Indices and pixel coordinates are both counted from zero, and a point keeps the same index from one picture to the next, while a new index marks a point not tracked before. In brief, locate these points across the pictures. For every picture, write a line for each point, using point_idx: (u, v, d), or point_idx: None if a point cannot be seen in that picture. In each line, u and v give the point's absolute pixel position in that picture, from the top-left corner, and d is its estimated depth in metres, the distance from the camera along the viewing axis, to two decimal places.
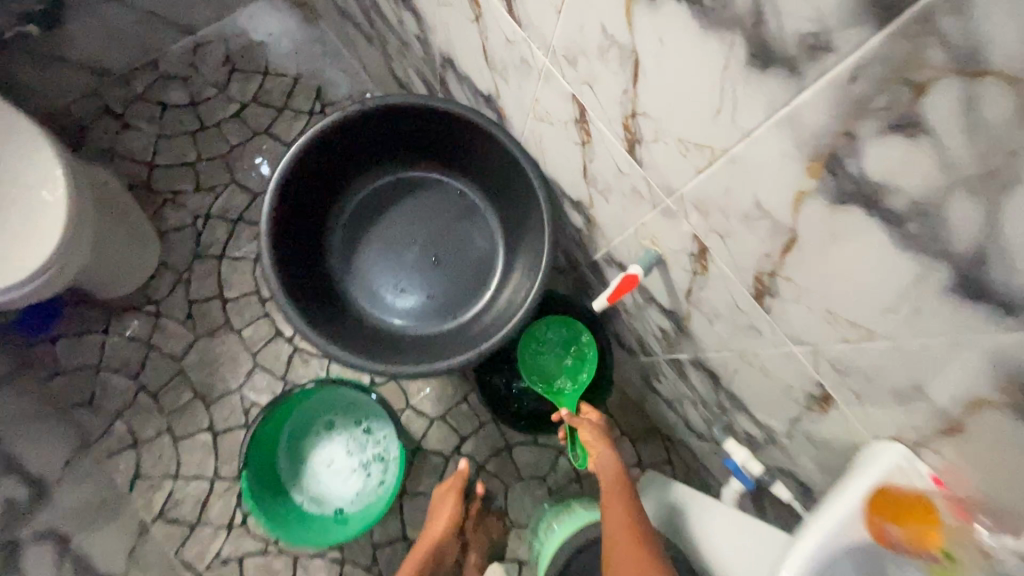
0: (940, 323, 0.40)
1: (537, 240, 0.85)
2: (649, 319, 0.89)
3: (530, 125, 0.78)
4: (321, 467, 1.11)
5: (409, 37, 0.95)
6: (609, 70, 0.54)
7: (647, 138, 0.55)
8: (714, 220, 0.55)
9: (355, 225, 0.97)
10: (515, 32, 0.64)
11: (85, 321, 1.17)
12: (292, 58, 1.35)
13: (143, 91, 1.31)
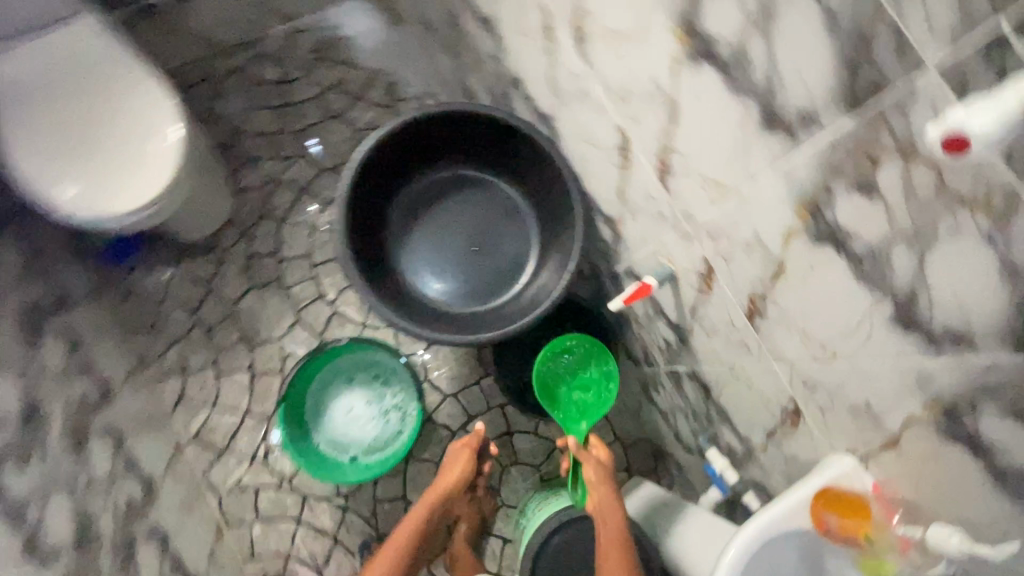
0: (884, 348, 0.51)
1: (568, 245, 0.97)
2: (655, 331, 1.00)
3: (579, 146, 0.91)
4: (343, 414, 1.24)
5: (484, 55, 1.09)
6: (652, 112, 0.66)
7: (676, 171, 0.67)
8: (721, 246, 0.67)
9: (412, 208, 1.09)
10: (579, 68, 0.77)
11: (158, 256, 1.32)
12: (373, 55, 1.51)
13: (240, 65, 1.47)
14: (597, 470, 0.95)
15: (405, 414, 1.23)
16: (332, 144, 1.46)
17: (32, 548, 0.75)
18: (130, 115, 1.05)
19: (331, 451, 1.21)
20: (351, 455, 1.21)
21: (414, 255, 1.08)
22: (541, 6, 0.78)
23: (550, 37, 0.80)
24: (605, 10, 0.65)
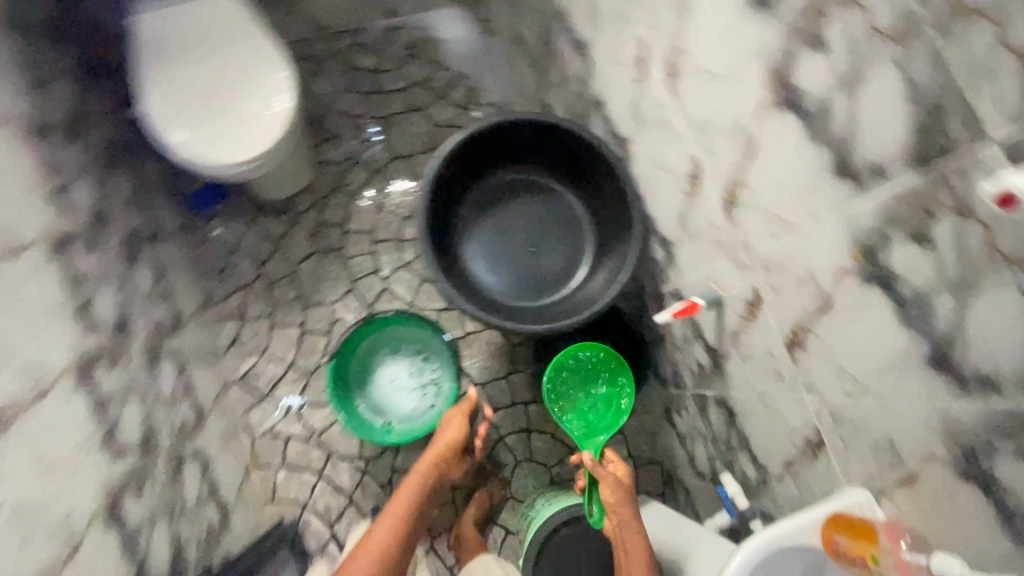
0: (916, 387, 0.56)
1: (622, 259, 1.04)
2: (690, 353, 1.06)
3: (650, 170, 0.98)
4: (384, 381, 1.31)
5: (570, 75, 1.18)
6: (730, 148, 0.73)
7: (744, 204, 0.74)
8: (775, 278, 0.73)
9: (484, 201, 1.17)
10: (665, 100, 0.85)
11: (238, 209, 1.44)
12: (460, 60, 1.63)
13: (340, 50, 1.60)
14: (615, 488, 0.93)
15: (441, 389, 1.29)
16: (410, 135, 1.57)
17: (110, 442, 0.84)
18: (251, 83, 1.16)
19: (369, 414, 1.28)
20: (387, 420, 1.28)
21: (478, 245, 1.17)
22: (640, 40, 0.86)
23: (642, 68, 0.88)
24: (703, 52, 0.73)
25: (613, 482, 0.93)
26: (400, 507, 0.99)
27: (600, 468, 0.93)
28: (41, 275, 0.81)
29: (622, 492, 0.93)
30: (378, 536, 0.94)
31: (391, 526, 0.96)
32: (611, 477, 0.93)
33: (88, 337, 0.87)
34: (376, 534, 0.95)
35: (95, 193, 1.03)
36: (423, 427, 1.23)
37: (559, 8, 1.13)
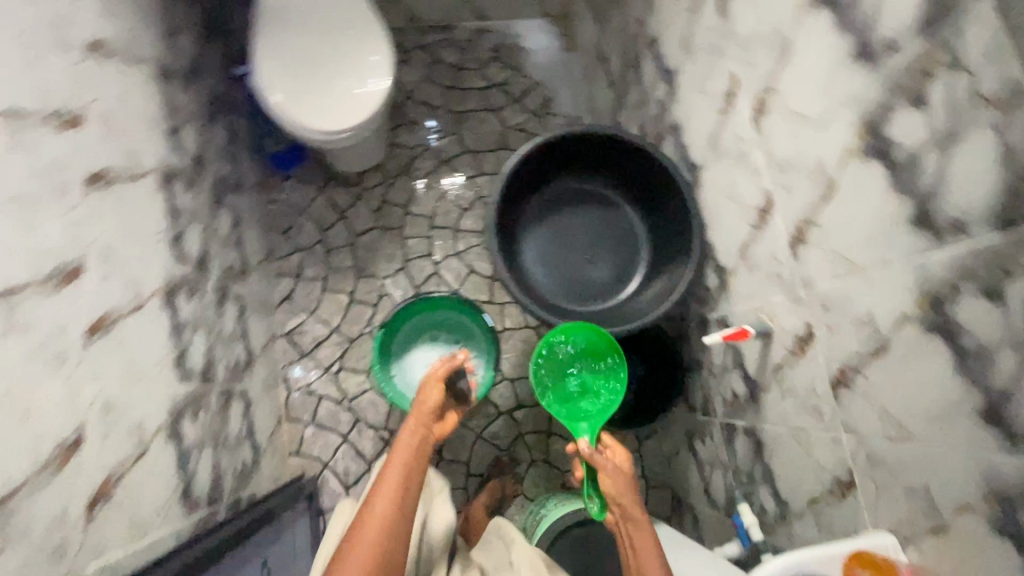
0: (963, 438, 0.59)
1: (674, 280, 1.08)
2: (726, 382, 1.08)
3: (717, 199, 1.02)
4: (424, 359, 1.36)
5: (651, 99, 1.23)
6: (807, 187, 0.77)
7: (811, 242, 0.77)
8: (830, 317, 0.76)
9: (548, 204, 1.21)
10: (748, 134, 0.89)
11: (311, 175, 1.51)
12: (540, 70, 1.70)
13: (429, 43, 1.68)
14: (616, 478, 0.86)
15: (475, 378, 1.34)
16: (481, 131, 1.63)
17: (179, 364, 0.90)
18: (350, 62, 1.18)
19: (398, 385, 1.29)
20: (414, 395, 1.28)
21: (536, 245, 1.20)
22: (732, 74, 0.91)
23: (729, 101, 0.92)
24: (797, 94, 0.76)
25: (615, 474, 0.86)
26: (376, 520, 0.74)
27: (599, 458, 0.85)
28: (149, 202, 0.88)
29: (625, 483, 0.85)
30: (360, 554, 0.71)
31: (370, 545, 0.72)
32: (612, 468, 0.86)
33: (176, 266, 0.94)
34: (358, 548, 0.72)
35: (198, 137, 1.11)
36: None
37: (651, 34, 1.19)
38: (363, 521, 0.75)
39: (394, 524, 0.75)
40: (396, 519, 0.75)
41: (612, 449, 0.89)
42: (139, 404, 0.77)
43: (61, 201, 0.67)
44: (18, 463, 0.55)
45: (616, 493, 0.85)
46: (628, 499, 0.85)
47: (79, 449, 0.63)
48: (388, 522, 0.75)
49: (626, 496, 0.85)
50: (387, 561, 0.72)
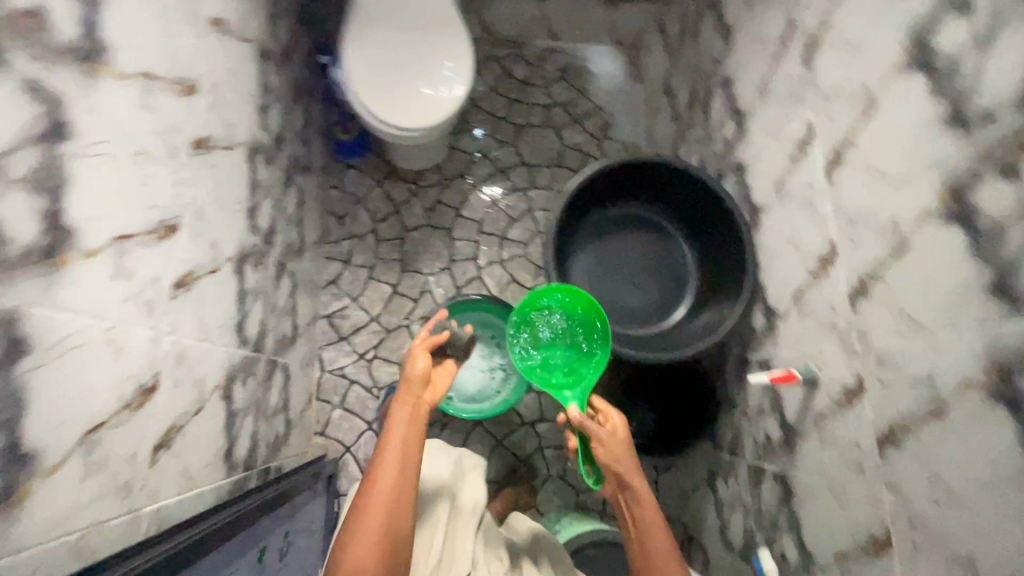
0: (1017, 512, 0.58)
1: (720, 315, 1.08)
2: (760, 424, 1.08)
3: (776, 242, 1.03)
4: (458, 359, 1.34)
5: (717, 136, 1.25)
6: (876, 242, 0.78)
7: (874, 296, 0.78)
8: (885, 373, 0.76)
9: (602, 226, 1.24)
10: (818, 183, 0.90)
11: (372, 167, 1.56)
12: (605, 95, 1.74)
13: (501, 55, 1.73)
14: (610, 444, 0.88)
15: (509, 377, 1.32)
16: (539, 146, 1.67)
17: (239, 330, 0.94)
18: (429, 66, 1.22)
19: None
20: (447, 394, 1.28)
21: (586, 262, 1.22)
22: (811, 123, 0.92)
23: (804, 148, 0.94)
24: (880, 150, 0.77)
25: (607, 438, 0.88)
26: (381, 494, 0.76)
27: (590, 427, 0.89)
28: (237, 173, 0.92)
29: (620, 450, 0.87)
30: (369, 524, 0.74)
31: (377, 516, 0.75)
32: (604, 434, 0.89)
33: (248, 236, 0.98)
34: (367, 518, 0.74)
35: (281, 117, 1.16)
36: (491, 412, 1.27)
37: (726, 74, 1.21)
38: (369, 491, 0.77)
39: (398, 496, 0.77)
40: (399, 492, 0.77)
41: (609, 420, 0.92)
42: (204, 362, 0.80)
43: (171, 161, 0.71)
44: (107, 398, 0.58)
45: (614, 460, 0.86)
46: (625, 465, 0.86)
47: (153, 396, 0.66)
48: (391, 494, 0.77)
49: (622, 462, 0.87)
50: (393, 531, 0.75)
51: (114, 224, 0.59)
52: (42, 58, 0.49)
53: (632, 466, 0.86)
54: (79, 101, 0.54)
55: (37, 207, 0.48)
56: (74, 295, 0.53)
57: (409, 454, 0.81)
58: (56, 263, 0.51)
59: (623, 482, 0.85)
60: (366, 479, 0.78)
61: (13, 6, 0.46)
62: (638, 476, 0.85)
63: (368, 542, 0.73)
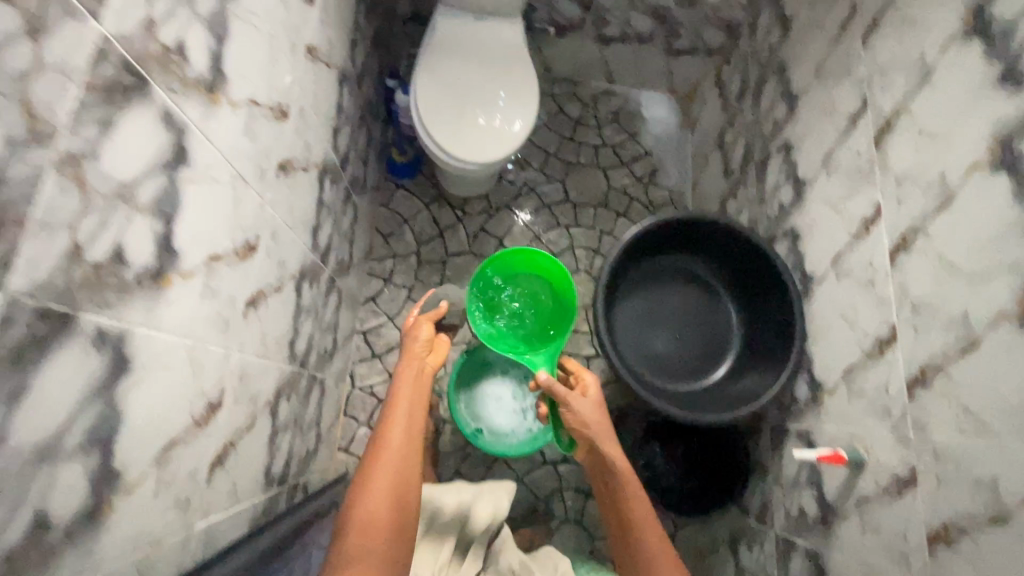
0: None
1: (763, 380, 1.08)
2: (794, 497, 1.07)
3: (828, 315, 1.03)
4: (491, 397, 1.35)
5: (772, 199, 1.26)
6: (943, 335, 0.77)
7: (935, 389, 0.78)
8: (943, 469, 0.75)
9: (648, 276, 1.24)
10: (882, 265, 0.90)
11: (422, 190, 1.59)
12: (654, 141, 1.77)
13: (556, 93, 1.76)
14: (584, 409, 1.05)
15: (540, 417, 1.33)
16: (586, 186, 1.69)
17: (290, 346, 0.95)
18: (497, 100, 1.25)
19: (465, 414, 1.31)
20: (477, 428, 1.30)
21: (631, 311, 1.22)
22: (878, 203, 0.92)
23: (868, 228, 0.94)
24: (953, 243, 0.77)
25: (581, 405, 1.05)
26: (391, 451, 0.90)
27: (562, 391, 1.04)
28: (308, 194, 0.94)
29: (591, 416, 1.04)
30: (381, 475, 0.87)
31: (388, 467, 0.88)
32: (574, 400, 1.05)
33: (309, 254, 1.00)
34: (378, 469, 0.87)
35: (349, 139, 1.19)
36: (517, 451, 1.25)
37: (787, 140, 1.22)
38: (379, 451, 0.90)
39: (405, 455, 0.91)
40: (405, 449, 0.92)
41: (582, 383, 1.12)
42: (260, 378, 0.81)
43: (260, 184, 0.73)
44: (182, 414, 0.59)
45: (587, 423, 1.04)
46: (595, 426, 1.03)
47: (216, 413, 0.67)
48: (400, 450, 0.91)
49: (594, 422, 1.05)
50: (402, 482, 0.88)
51: (209, 245, 0.61)
52: (178, 90, 0.51)
53: (603, 428, 1.04)
54: (199, 130, 0.56)
55: (153, 231, 0.50)
56: (171, 316, 0.54)
57: (414, 418, 0.98)
58: (160, 285, 0.52)
59: (596, 445, 1.02)
60: (376, 441, 0.92)
61: (161, 43, 0.48)
62: (609, 439, 1.03)
63: (382, 490, 0.85)
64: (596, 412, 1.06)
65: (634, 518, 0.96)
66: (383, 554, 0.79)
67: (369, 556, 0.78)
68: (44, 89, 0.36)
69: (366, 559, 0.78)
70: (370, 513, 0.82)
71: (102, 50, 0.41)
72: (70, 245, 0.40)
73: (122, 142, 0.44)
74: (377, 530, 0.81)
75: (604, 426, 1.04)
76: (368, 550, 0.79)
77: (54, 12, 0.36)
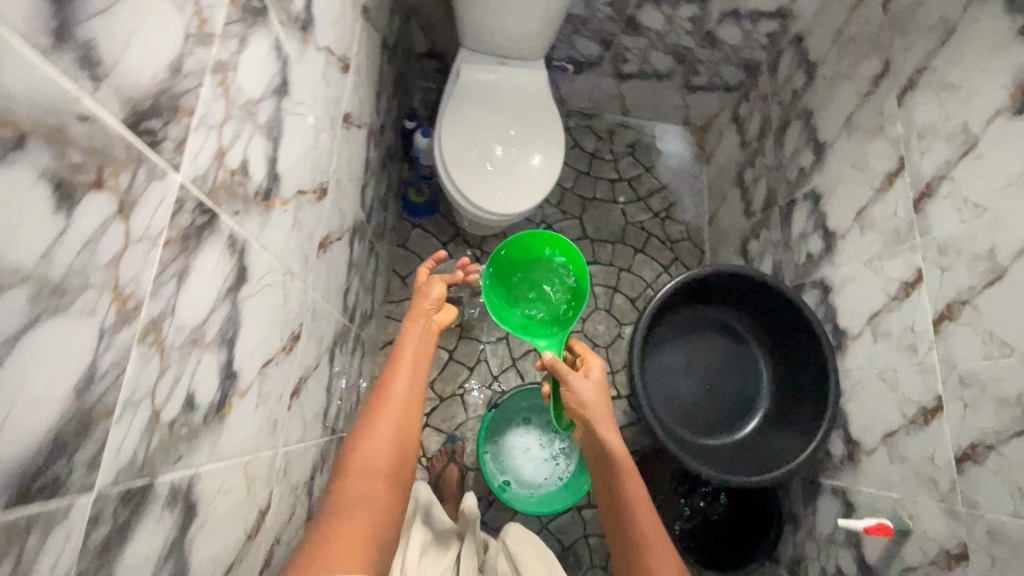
0: None
1: (798, 435, 1.07)
2: (830, 554, 1.06)
3: (864, 374, 1.02)
4: (519, 450, 1.34)
5: (799, 246, 1.25)
6: (996, 415, 0.77)
7: (987, 466, 0.77)
8: (997, 550, 0.75)
9: (678, 324, 1.22)
10: (926, 331, 0.89)
11: (439, 229, 1.56)
12: (670, 174, 1.76)
13: (571, 127, 1.75)
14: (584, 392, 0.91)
15: (570, 462, 1.33)
16: (603, 221, 1.68)
17: (323, 418, 0.91)
18: (522, 138, 1.25)
19: (493, 465, 1.30)
20: (505, 479, 1.29)
21: (662, 362, 1.21)
22: (919, 269, 0.92)
23: (907, 291, 0.93)
24: (1005, 321, 0.77)
25: (582, 384, 0.91)
26: (397, 397, 0.78)
27: (562, 369, 0.91)
28: (340, 261, 0.91)
29: (591, 399, 0.90)
30: (387, 421, 0.76)
31: (393, 415, 0.77)
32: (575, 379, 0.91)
33: (340, 318, 0.97)
34: (385, 414, 0.76)
35: (373, 189, 1.16)
36: (551, 503, 1.25)
37: (813, 188, 1.21)
38: (386, 395, 0.79)
39: (410, 406, 0.80)
40: (411, 398, 0.80)
41: (586, 363, 0.97)
42: (299, 463, 0.78)
43: (303, 271, 0.70)
44: (237, 534, 0.56)
45: (583, 405, 0.90)
46: (593, 410, 0.89)
47: (264, 518, 0.65)
48: (404, 398, 0.79)
49: (593, 407, 0.90)
50: (407, 433, 0.77)
51: (262, 354, 0.58)
52: (240, 210, 0.49)
53: (602, 412, 0.89)
54: (256, 241, 0.53)
55: (217, 363, 0.47)
56: (229, 440, 0.52)
57: (421, 372, 0.85)
58: (222, 414, 0.50)
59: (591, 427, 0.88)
60: (382, 385, 0.81)
61: (228, 168, 0.46)
62: (608, 425, 0.88)
63: (386, 435, 0.74)
64: (599, 395, 0.91)
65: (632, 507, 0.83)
66: (382, 501, 0.70)
67: (368, 502, 0.68)
68: (131, 265, 0.33)
69: (366, 506, 0.68)
70: (373, 456, 0.72)
71: (181, 199, 0.38)
72: (150, 414, 0.37)
73: (195, 287, 0.42)
74: (382, 475, 0.71)
75: (604, 410, 0.89)
76: (369, 496, 0.69)
77: (142, 180, 0.34)
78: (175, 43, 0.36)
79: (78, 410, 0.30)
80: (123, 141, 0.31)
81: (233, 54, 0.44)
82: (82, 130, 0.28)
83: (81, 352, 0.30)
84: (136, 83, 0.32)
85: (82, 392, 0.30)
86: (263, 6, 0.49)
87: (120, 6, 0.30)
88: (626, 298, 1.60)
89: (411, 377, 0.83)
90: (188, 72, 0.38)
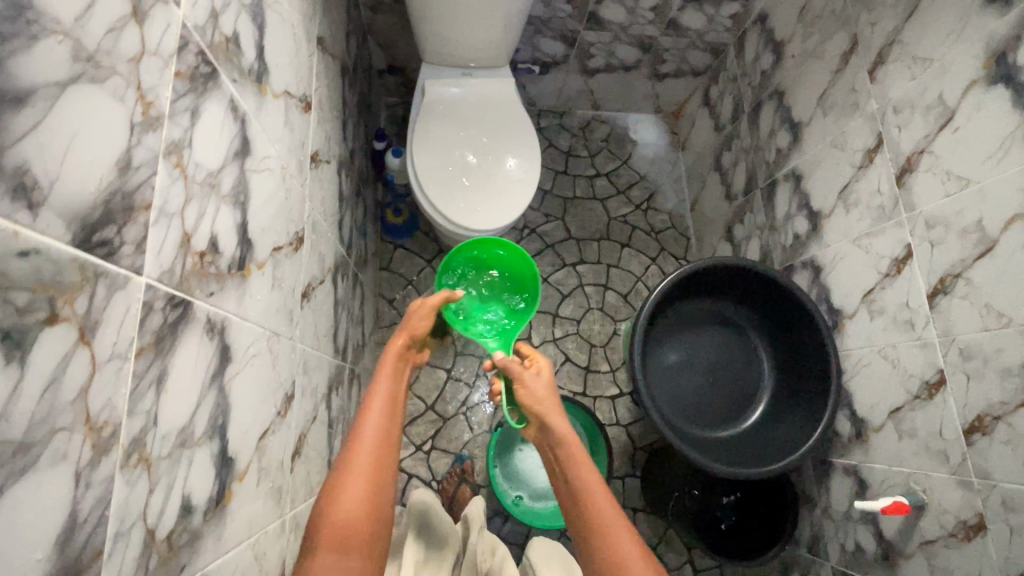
0: None
1: (806, 418, 1.07)
2: (848, 533, 1.06)
3: (864, 352, 1.01)
4: (532, 464, 1.32)
5: (785, 227, 1.24)
6: (1000, 386, 0.77)
7: (997, 437, 0.78)
8: (1015, 519, 0.76)
9: (674, 320, 1.21)
10: (921, 305, 0.89)
11: (422, 246, 1.53)
12: (648, 163, 1.75)
13: (544, 127, 1.73)
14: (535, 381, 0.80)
15: None
16: (587, 219, 1.65)
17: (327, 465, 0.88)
18: (496, 146, 1.22)
19: (504, 482, 1.29)
20: (517, 494, 1.28)
21: (662, 359, 1.20)
22: (907, 244, 0.91)
23: (899, 267, 0.93)
24: (998, 291, 0.77)
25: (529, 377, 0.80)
26: (367, 450, 0.68)
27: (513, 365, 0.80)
28: (325, 303, 0.88)
29: (541, 390, 0.79)
30: (357, 478, 0.65)
31: (366, 468, 0.67)
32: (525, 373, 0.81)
33: (331, 361, 0.93)
34: (356, 470, 0.66)
35: (349, 218, 1.12)
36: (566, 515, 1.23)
37: (794, 168, 1.20)
38: (355, 448, 0.68)
39: (384, 459, 0.69)
40: (384, 447, 0.70)
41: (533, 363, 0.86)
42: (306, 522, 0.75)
43: (289, 327, 0.67)
44: None
45: (534, 399, 0.78)
46: (548, 403, 0.78)
47: None
48: (376, 452, 0.69)
49: (546, 401, 0.78)
50: (381, 490, 0.66)
51: (257, 427, 0.55)
52: (215, 289, 0.46)
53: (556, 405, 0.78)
54: (234, 312, 0.50)
55: (209, 454, 0.44)
56: (232, 526, 0.49)
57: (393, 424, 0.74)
58: (223, 503, 0.47)
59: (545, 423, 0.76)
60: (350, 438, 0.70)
61: (195, 252, 0.43)
62: (560, 418, 0.77)
63: (358, 494, 0.64)
64: (550, 392, 0.80)
65: (602, 514, 0.66)
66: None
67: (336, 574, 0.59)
68: (102, 390, 0.31)
69: None
70: (345, 522, 0.62)
71: (149, 301, 0.36)
72: (143, 535, 0.35)
73: (176, 385, 0.39)
74: (351, 543, 0.62)
75: (557, 404, 0.78)
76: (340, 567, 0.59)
77: (103, 295, 0.31)
78: (120, 139, 0.33)
79: (60, 566, 0.28)
80: (74, 263, 0.29)
81: (186, 130, 0.41)
82: (24, 267, 0.25)
83: (54, 503, 0.27)
84: (81, 196, 0.29)
85: (65, 544, 0.28)
86: (212, 70, 0.46)
87: (50, 118, 0.28)
88: (618, 294, 1.58)
89: (380, 428, 0.72)
90: (139, 164, 0.35)
